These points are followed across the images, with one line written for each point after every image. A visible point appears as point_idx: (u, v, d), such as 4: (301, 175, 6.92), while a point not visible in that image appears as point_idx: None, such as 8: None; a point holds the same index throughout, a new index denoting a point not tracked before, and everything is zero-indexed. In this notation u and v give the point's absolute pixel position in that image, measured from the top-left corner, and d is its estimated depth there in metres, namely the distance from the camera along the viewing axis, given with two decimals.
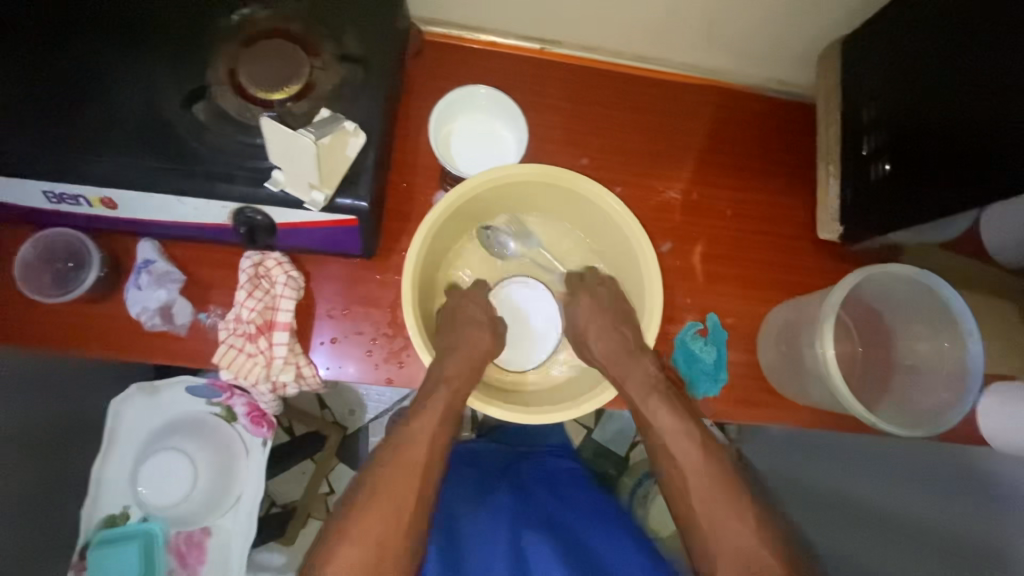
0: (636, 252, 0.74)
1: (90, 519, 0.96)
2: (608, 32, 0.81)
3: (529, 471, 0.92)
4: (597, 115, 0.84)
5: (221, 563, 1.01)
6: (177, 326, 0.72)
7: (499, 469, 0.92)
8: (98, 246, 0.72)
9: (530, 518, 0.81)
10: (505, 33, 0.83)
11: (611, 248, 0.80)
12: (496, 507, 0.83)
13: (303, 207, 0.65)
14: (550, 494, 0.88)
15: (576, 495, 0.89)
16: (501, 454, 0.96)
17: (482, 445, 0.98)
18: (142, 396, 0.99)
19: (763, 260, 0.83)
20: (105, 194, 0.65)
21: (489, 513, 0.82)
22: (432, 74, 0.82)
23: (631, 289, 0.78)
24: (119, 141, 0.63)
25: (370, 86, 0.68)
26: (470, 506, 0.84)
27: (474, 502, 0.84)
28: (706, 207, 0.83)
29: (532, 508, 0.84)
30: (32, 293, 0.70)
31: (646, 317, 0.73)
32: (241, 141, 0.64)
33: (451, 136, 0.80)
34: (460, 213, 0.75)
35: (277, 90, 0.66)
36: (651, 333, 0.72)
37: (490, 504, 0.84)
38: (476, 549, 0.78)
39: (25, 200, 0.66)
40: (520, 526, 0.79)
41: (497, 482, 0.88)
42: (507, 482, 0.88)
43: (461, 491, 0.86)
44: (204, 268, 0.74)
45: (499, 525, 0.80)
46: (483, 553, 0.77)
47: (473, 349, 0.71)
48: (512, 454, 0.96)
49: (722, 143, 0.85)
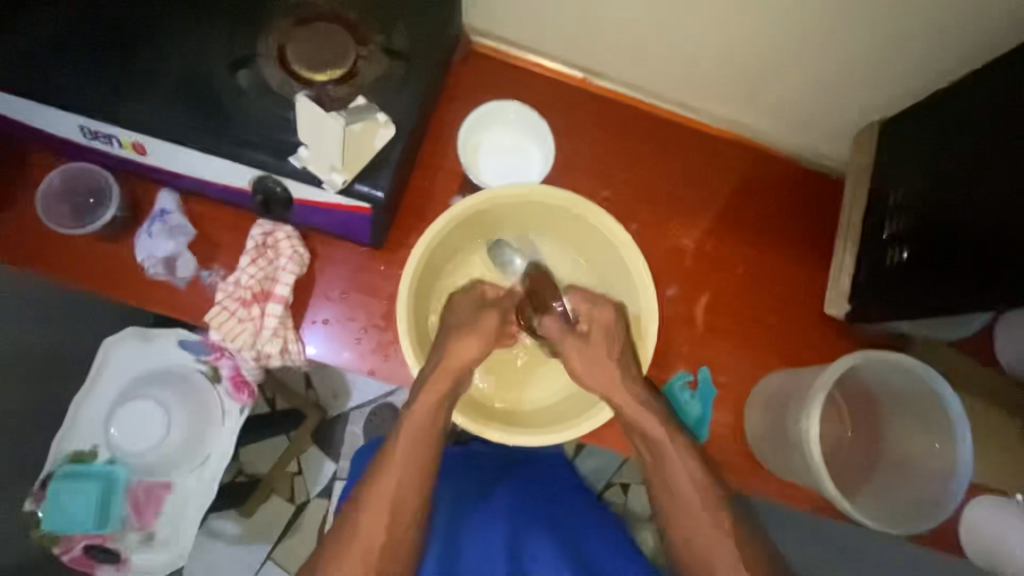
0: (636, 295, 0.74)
1: (57, 451, 0.97)
2: (651, 72, 0.82)
3: (530, 477, 0.92)
4: (626, 151, 0.84)
5: (177, 520, 1.01)
6: (178, 279, 0.73)
7: (496, 473, 0.91)
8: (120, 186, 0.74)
9: (527, 520, 0.83)
10: (551, 56, 0.84)
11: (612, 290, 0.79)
12: (493, 514, 0.83)
13: (321, 186, 0.66)
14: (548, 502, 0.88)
15: (568, 507, 0.88)
16: (501, 458, 0.95)
17: (480, 448, 0.97)
18: (135, 339, 1.02)
19: (768, 324, 0.82)
20: (138, 139, 0.67)
21: (482, 514, 0.83)
22: (473, 82, 0.83)
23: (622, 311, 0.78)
24: (164, 93, 0.65)
25: (410, 82, 0.69)
26: (459, 508, 0.84)
27: (471, 509, 0.84)
28: (718, 260, 0.83)
29: (529, 510, 0.85)
30: (45, 213, 0.72)
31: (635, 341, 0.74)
32: (277, 113, 0.66)
33: (480, 145, 0.81)
34: (474, 218, 0.75)
35: (321, 71, 0.68)
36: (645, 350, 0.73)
37: (486, 505, 0.84)
38: (473, 548, 0.78)
39: (62, 131, 0.69)
40: (518, 525, 0.81)
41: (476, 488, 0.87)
42: (505, 488, 0.88)
43: (447, 497, 0.85)
44: (214, 226, 0.75)
45: (496, 527, 0.80)
46: (477, 552, 0.77)
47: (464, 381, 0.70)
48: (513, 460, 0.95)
49: (746, 201, 0.85)
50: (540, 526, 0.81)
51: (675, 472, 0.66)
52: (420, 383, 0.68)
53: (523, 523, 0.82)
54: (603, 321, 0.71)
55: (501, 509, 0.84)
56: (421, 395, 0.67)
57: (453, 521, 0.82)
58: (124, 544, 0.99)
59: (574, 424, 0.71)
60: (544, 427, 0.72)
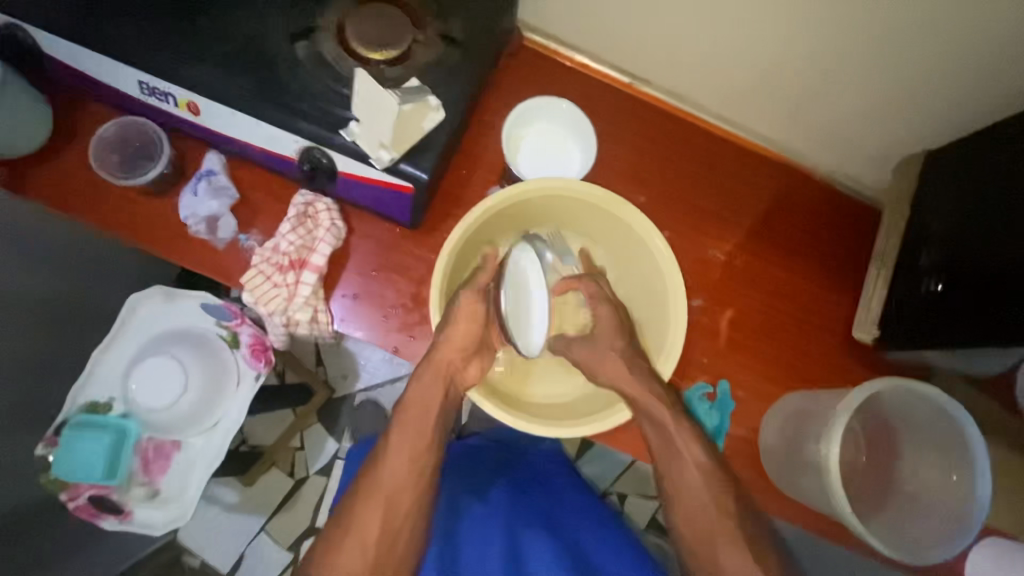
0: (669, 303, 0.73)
1: (74, 400, 1.00)
2: (697, 82, 0.82)
3: (524, 473, 0.92)
4: (663, 160, 0.85)
5: (183, 479, 1.02)
6: (218, 239, 0.74)
7: (492, 467, 0.92)
8: (171, 144, 0.75)
9: (526, 521, 0.83)
10: (600, 59, 0.85)
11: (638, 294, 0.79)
12: (493, 509, 0.84)
13: (367, 161, 0.66)
14: (545, 499, 0.89)
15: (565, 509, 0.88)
16: (497, 453, 0.95)
17: (478, 441, 0.97)
18: (160, 298, 1.05)
19: (792, 345, 0.82)
20: (194, 99, 0.69)
21: (480, 515, 0.83)
22: (521, 76, 0.84)
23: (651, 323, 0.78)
24: (225, 58, 0.68)
25: (462, 69, 0.70)
26: (457, 503, 0.84)
27: (468, 503, 0.84)
28: (746, 275, 0.83)
29: (527, 507, 0.85)
30: (98, 134, 0.75)
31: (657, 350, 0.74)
32: (331, 86, 0.68)
33: (522, 138, 0.82)
34: (510, 211, 0.75)
35: (376, 50, 0.69)
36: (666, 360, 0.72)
37: (485, 500, 0.85)
38: (471, 547, 0.80)
39: (120, 85, 0.71)
40: (516, 526, 0.81)
41: (478, 482, 0.88)
42: (502, 483, 0.88)
43: (446, 497, 0.84)
44: (256, 191, 0.76)
45: (495, 524, 0.81)
46: (476, 552, 0.79)
47: (463, 370, 0.72)
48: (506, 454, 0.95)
49: (779, 220, 0.85)
50: (539, 521, 0.82)
51: (678, 467, 0.66)
52: (427, 362, 0.70)
53: (520, 519, 0.82)
54: (602, 320, 0.74)
55: (501, 508, 0.84)
56: (421, 381, 0.70)
57: (451, 518, 0.83)
58: (129, 497, 1.01)
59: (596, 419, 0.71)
60: (566, 421, 0.73)
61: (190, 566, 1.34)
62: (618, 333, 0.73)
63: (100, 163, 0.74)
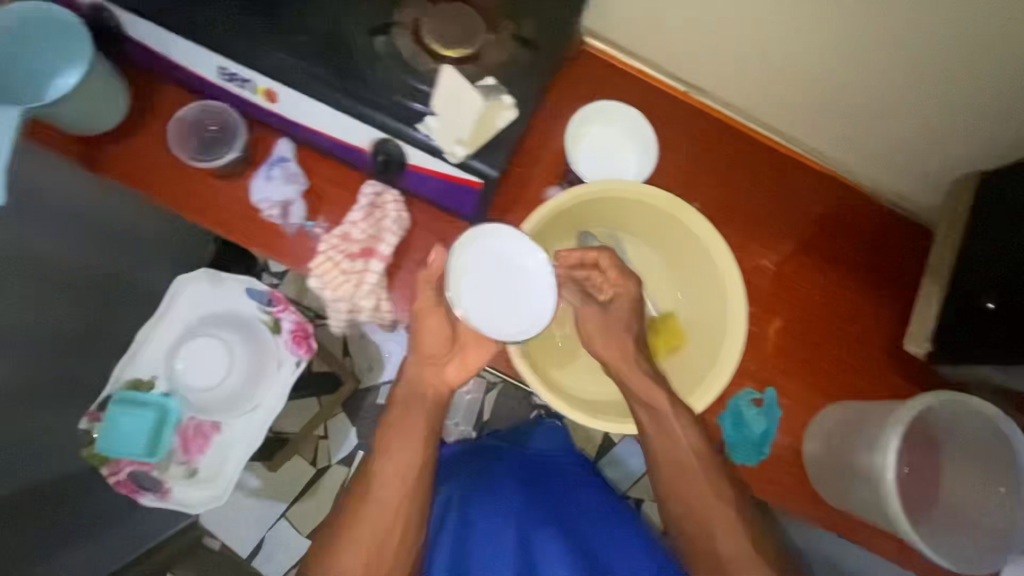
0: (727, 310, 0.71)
1: (119, 376, 1.02)
2: (755, 95, 0.83)
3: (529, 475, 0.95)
4: (719, 168, 0.86)
5: (221, 460, 1.04)
6: (289, 223, 0.75)
7: (500, 469, 0.94)
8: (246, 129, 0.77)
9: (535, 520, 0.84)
10: (659, 67, 0.86)
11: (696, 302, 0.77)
12: (501, 508, 0.85)
13: (441, 156, 0.68)
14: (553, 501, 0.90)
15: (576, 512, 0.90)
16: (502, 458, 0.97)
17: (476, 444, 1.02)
18: (206, 281, 1.06)
19: (837, 356, 0.83)
20: (273, 87, 0.71)
21: (492, 513, 0.85)
22: (581, 78, 0.85)
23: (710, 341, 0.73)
24: (306, 48, 0.69)
25: (533, 71, 0.72)
26: (467, 506, 0.86)
27: (477, 503, 0.86)
28: (795, 286, 0.84)
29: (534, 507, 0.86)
30: (187, 105, 0.77)
31: (705, 378, 0.70)
32: (408, 81, 0.69)
33: (583, 139, 0.82)
34: (573, 211, 0.74)
35: (452, 48, 0.71)
36: (711, 393, 0.68)
37: (493, 499, 0.87)
38: (482, 545, 0.80)
39: (201, 70, 0.73)
40: (525, 526, 0.82)
41: (490, 483, 0.90)
42: (509, 483, 0.90)
43: (459, 494, 0.88)
44: (322, 180, 0.78)
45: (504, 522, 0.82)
46: (486, 553, 0.78)
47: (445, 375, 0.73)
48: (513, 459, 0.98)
49: (829, 233, 0.86)
50: (546, 520, 0.83)
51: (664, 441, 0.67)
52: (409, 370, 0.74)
53: (529, 518, 0.83)
54: (626, 293, 0.73)
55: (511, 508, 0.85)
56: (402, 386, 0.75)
57: (460, 521, 0.84)
58: (168, 474, 1.03)
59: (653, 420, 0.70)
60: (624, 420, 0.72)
61: (210, 547, 1.36)
62: (626, 318, 0.72)
63: (175, 133, 0.77)
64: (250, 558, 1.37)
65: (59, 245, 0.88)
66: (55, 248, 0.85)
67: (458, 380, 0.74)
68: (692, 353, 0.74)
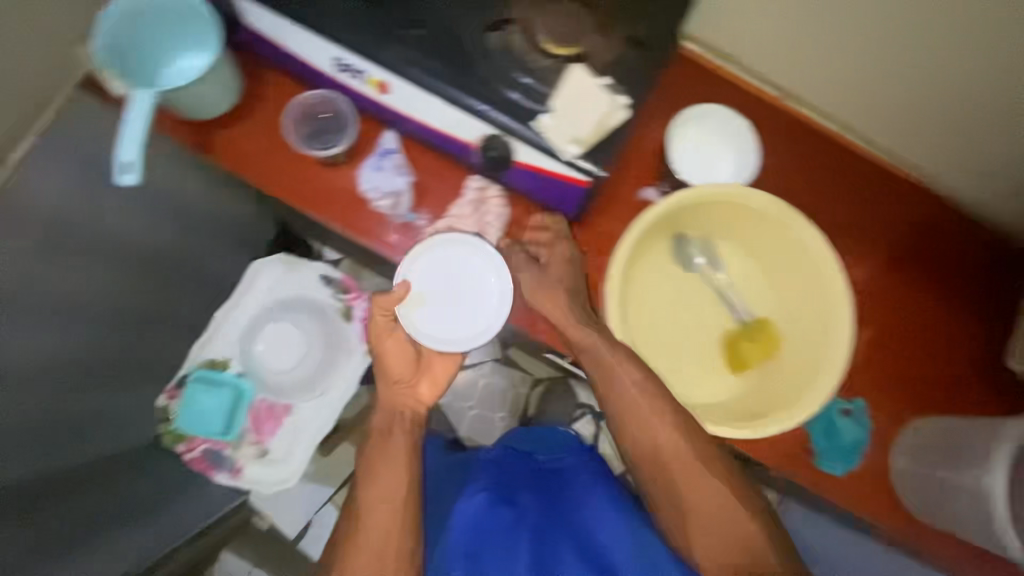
0: (832, 319, 0.69)
1: (196, 355, 1.04)
2: (855, 104, 0.82)
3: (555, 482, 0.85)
4: (812, 176, 0.85)
5: (291, 441, 1.06)
6: (397, 214, 0.78)
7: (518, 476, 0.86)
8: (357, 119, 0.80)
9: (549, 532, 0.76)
10: (756, 72, 0.85)
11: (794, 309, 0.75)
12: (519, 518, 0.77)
13: (552, 154, 0.69)
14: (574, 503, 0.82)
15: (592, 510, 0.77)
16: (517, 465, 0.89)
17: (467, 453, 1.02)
18: (281, 267, 1.08)
19: (928, 373, 0.81)
20: (387, 79, 0.71)
21: (508, 524, 0.77)
22: (678, 78, 0.84)
23: (806, 354, 0.71)
24: (423, 40, 0.69)
25: (642, 72, 0.72)
26: (484, 515, 0.78)
27: (495, 510, 0.79)
28: (886, 299, 0.83)
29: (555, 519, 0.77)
30: (316, 88, 0.79)
31: (802, 394, 0.69)
32: (520, 77, 0.70)
33: (678, 139, 0.81)
34: (674, 215, 0.73)
35: (563, 46, 0.70)
36: (806, 411, 0.67)
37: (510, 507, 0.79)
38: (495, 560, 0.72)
39: (314, 59, 0.74)
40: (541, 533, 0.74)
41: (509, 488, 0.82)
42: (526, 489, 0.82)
43: (478, 501, 0.80)
44: (423, 173, 0.79)
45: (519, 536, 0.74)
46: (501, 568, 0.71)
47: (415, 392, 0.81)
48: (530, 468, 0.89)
49: (922, 246, 0.84)
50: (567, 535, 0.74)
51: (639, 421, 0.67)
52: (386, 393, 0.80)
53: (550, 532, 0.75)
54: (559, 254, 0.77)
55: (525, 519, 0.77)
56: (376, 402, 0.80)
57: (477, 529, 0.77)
58: (240, 453, 1.05)
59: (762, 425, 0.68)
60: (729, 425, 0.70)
61: (259, 528, 1.33)
62: (564, 277, 0.76)
63: (294, 105, 0.79)
64: (296, 540, 1.34)
65: (146, 225, 0.88)
66: (140, 227, 0.87)
67: (429, 398, 0.82)
68: (789, 360, 0.73)
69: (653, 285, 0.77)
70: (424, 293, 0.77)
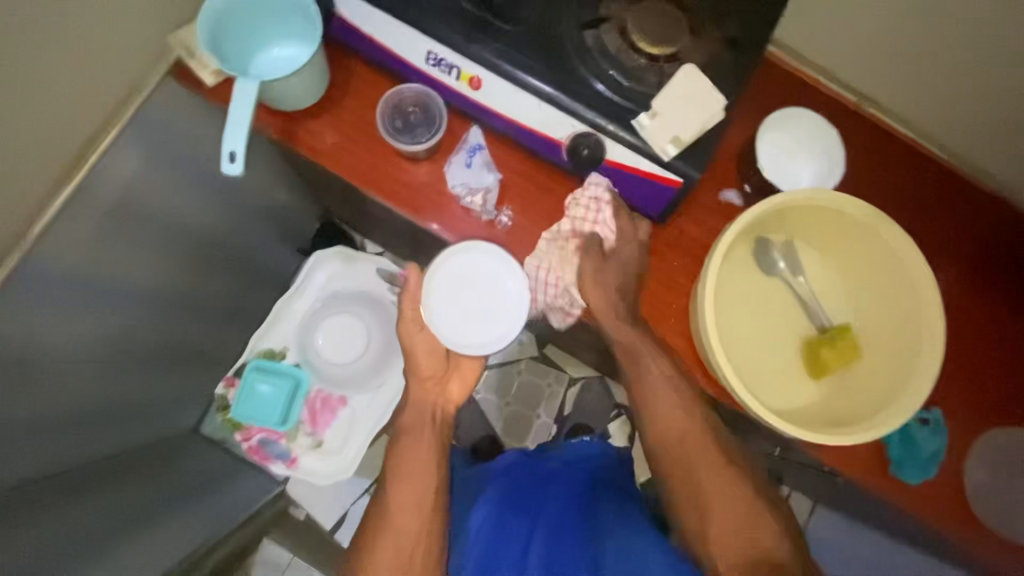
0: (921, 324, 0.69)
1: (254, 345, 1.05)
2: (938, 113, 0.81)
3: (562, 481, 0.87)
4: (894, 183, 0.83)
5: (345, 433, 1.06)
6: (485, 212, 0.78)
7: (536, 480, 0.89)
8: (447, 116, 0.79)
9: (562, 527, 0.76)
10: (837, 78, 0.84)
11: (877, 315, 0.75)
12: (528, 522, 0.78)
13: (648, 154, 0.69)
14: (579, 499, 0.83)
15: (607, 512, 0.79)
16: (535, 472, 0.91)
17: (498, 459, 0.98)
18: (339, 260, 1.09)
19: (1007, 389, 0.80)
20: (480, 74, 0.71)
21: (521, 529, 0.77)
22: (761, 81, 0.84)
23: (894, 363, 0.71)
24: (519, 37, 0.69)
25: (734, 75, 0.71)
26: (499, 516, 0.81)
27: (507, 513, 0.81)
28: (966, 311, 0.81)
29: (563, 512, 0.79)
30: (409, 83, 0.78)
31: (892, 402, 0.68)
32: (615, 77, 0.70)
33: (766, 139, 0.78)
34: (761, 218, 0.73)
35: (656, 47, 0.70)
36: (900, 419, 0.66)
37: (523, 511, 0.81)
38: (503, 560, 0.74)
39: (405, 53, 0.74)
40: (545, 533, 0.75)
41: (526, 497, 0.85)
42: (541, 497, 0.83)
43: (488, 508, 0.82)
44: (504, 169, 0.79)
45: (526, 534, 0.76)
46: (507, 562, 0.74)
47: (445, 391, 0.82)
48: (545, 473, 0.90)
49: (1002, 261, 0.82)
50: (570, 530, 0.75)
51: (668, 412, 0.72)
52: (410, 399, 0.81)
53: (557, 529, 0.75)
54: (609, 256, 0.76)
55: (543, 513, 0.79)
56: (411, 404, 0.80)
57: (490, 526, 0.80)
58: (294, 444, 1.05)
59: (854, 430, 0.67)
60: (819, 429, 0.70)
61: (296, 518, 1.25)
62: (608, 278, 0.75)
63: (387, 98, 0.79)
64: (333, 531, 1.25)
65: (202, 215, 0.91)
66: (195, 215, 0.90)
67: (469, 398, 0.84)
68: (874, 365, 0.73)
69: (738, 289, 0.77)
70: (438, 293, 0.78)
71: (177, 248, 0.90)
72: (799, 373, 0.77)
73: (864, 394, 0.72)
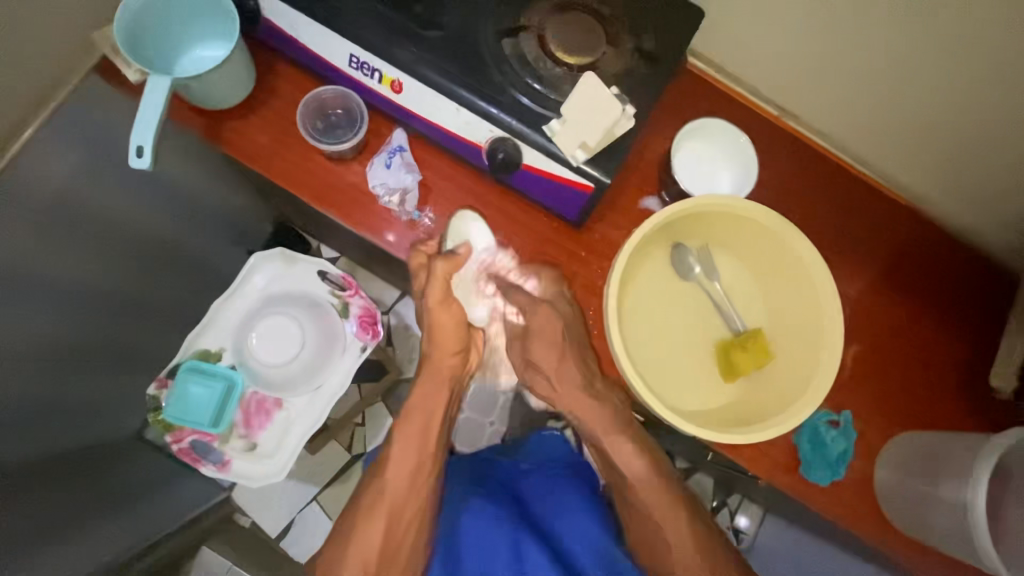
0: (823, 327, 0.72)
1: (189, 346, 1.04)
2: (850, 127, 0.84)
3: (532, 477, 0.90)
4: (809, 193, 0.86)
5: (281, 436, 1.05)
6: (404, 211, 0.80)
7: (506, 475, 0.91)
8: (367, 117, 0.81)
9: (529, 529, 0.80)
10: (756, 91, 0.88)
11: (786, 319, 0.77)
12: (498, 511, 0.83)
13: (560, 158, 0.71)
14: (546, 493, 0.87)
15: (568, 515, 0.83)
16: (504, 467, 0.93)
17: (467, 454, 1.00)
18: (280, 261, 1.08)
19: (916, 391, 0.82)
20: (401, 77, 0.72)
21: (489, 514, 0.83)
22: (685, 93, 0.87)
23: (800, 365, 0.74)
24: (439, 42, 0.71)
25: (648, 84, 0.74)
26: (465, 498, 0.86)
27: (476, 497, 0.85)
28: (877, 316, 0.84)
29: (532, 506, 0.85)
30: (331, 84, 0.80)
31: (794, 403, 0.71)
32: (530, 84, 0.72)
33: (681, 149, 0.82)
34: (671, 223, 0.75)
35: (573, 56, 0.73)
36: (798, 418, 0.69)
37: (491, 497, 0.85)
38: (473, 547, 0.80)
39: (329, 55, 0.75)
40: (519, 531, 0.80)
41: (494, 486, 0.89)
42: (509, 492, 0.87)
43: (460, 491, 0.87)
44: (430, 172, 0.81)
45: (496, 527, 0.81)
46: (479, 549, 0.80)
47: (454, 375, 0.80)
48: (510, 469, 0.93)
49: (913, 268, 0.86)
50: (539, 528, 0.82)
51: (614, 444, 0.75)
52: (428, 370, 0.79)
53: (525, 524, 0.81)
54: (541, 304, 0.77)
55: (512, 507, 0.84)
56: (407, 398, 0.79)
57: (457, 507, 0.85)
58: (227, 446, 1.04)
59: (753, 430, 0.70)
60: (723, 429, 0.72)
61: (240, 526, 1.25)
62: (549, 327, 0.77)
63: (310, 99, 0.81)
64: (278, 538, 1.25)
65: (145, 214, 0.90)
66: (138, 215, 0.90)
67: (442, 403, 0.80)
68: (782, 367, 0.76)
69: (653, 294, 0.79)
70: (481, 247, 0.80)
71: (121, 247, 0.89)
72: (712, 375, 0.78)
73: (771, 396, 0.75)
